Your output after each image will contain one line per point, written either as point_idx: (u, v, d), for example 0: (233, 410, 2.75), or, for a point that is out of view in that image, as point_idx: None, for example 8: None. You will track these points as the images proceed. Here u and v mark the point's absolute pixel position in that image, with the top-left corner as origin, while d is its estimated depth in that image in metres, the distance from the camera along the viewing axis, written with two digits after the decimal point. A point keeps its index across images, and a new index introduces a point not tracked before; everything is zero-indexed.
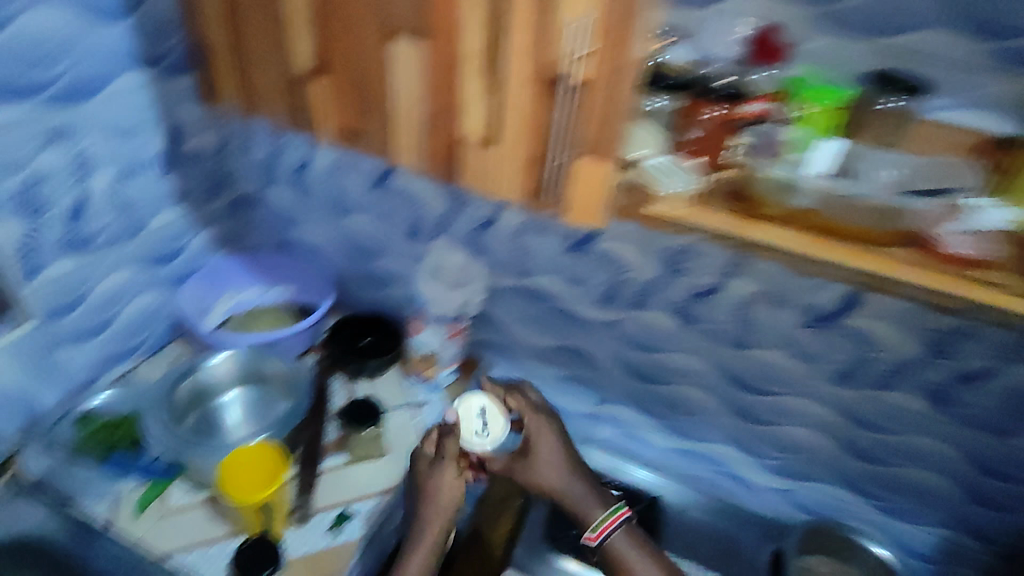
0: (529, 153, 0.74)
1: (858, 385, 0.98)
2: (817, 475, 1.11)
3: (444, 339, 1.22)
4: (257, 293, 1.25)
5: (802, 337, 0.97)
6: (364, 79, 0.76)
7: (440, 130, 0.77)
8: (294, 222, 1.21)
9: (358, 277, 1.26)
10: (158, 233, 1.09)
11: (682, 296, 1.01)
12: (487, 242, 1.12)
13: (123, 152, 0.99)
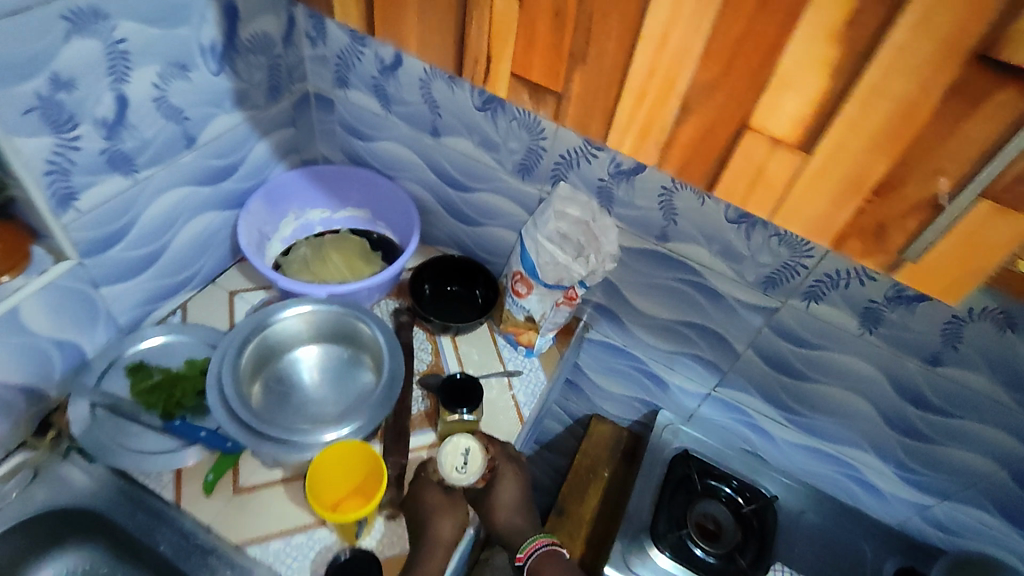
0: (864, 175, 0.39)
1: None
2: (965, 499, 0.96)
3: (555, 305, 0.94)
4: (325, 213, 1.09)
5: None
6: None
7: (687, 99, 0.42)
8: (370, 133, 1.01)
9: (443, 208, 1.05)
10: (213, 146, 0.87)
11: (875, 295, 0.80)
12: (621, 195, 0.88)
13: (170, 43, 0.73)
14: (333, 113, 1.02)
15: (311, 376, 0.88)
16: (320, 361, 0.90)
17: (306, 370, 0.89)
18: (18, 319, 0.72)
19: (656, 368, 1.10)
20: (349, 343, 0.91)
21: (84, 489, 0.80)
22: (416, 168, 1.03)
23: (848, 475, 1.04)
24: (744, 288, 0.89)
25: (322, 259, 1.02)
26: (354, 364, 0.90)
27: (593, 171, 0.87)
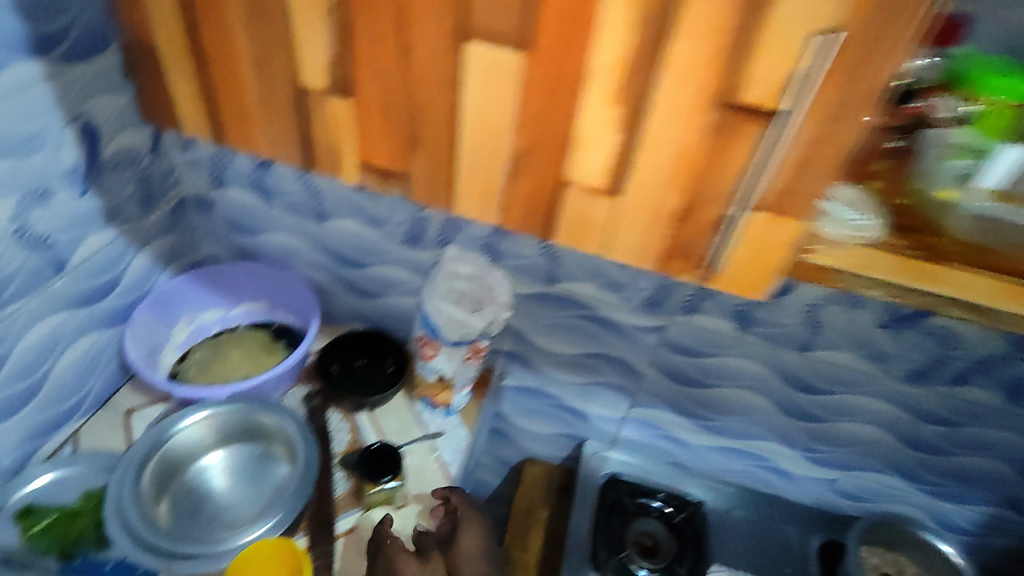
0: (669, 207, 0.66)
1: (930, 382, 0.90)
2: (863, 465, 1.06)
3: (463, 361, 0.98)
4: (217, 313, 1.07)
5: (878, 338, 0.88)
6: (416, 114, 0.69)
7: (545, 172, 0.68)
8: (258, 229, 1.02)
9: (339, 286, 1.08)
10: (86, 265, 0.85)
11: (741, 298, 0.89)
12: (505, 248, 0.94)
13: (24, 170, 0.73)
14: (214, 214, 1.03)
15: (223, 481, 0.86)
16: (229, 464, 0.87)
17: (216, 476, 0.86)
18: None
19: (573, 402, 1.14)
20: (258, 439, 0.89)
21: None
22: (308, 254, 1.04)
23: (763, 466, 1.12)
24: (631, 313, 0.96)
25: (223, 358, 1.01)
26: (267, 458, 0.88)
27: (476, 231, 0.93)
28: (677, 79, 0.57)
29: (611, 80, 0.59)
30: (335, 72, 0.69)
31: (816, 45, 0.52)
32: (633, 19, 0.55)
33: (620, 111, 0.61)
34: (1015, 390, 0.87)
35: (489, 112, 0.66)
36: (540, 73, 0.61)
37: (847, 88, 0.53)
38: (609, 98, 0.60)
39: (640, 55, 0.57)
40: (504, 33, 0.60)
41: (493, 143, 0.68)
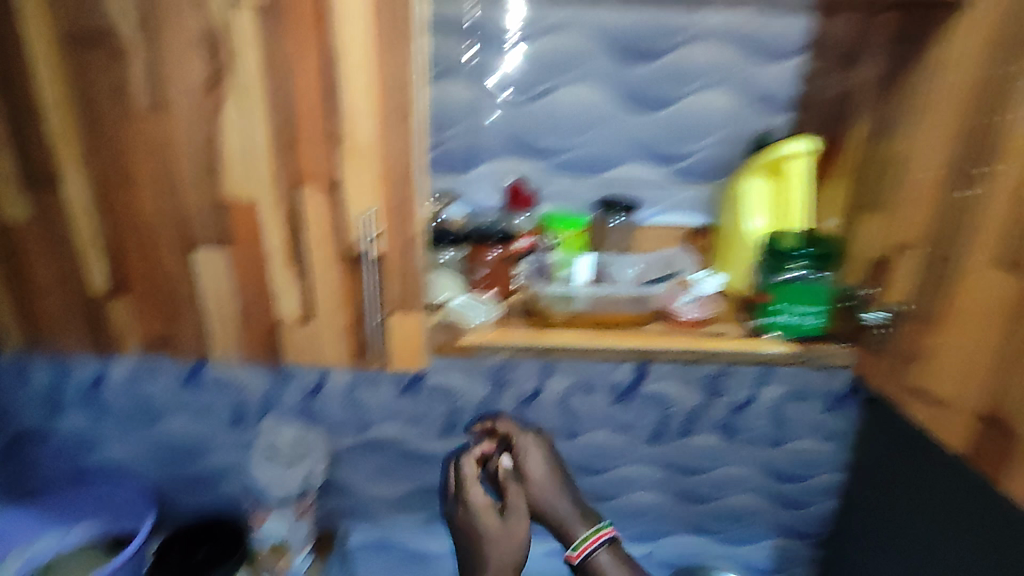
0: (346, 320, 0.68)
1: (667, 441, 1.17)
2: (667, 532, 1.25)
3: (294, 521, 1.05)
4: (55, 539, 0.97)
5: (615, 413, 1.14)
6: (169, 293, 0.67)
7: (255, 319, 0.68)
8: (95, 445, 1.02)
9: (175, 483, 1.08)
10: None
11: (512, 404, 1.12)
12: (319, 407, 1.06)
13: None
14: (47, 445, 1.01)
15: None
16: None
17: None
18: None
19: (415, 544, 1.19)
20: None
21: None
22: (142, 463, 1.05)
23: None
24: (435, 439, 1.12)
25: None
26: None
27: (289, 402, 1.05)
28: (314, 226, 0.63)
29: (279, 257, 0.65)
30: (108, 275, 0.66)
31: (367, 228, 0.63)
32: (326, 215, 0.63)
33: (288, 270, 0.65)
34: (725, 429, 1.16)
35: (217, 300, 0.67)
36: (234, 255, 0.65)
37: (419, 211, 0.63)
38: (281, 266, 0.65)
39: (285, 232, 0.64)
40: (200, 227, 0.64)
41: (221, 312, 0.68)
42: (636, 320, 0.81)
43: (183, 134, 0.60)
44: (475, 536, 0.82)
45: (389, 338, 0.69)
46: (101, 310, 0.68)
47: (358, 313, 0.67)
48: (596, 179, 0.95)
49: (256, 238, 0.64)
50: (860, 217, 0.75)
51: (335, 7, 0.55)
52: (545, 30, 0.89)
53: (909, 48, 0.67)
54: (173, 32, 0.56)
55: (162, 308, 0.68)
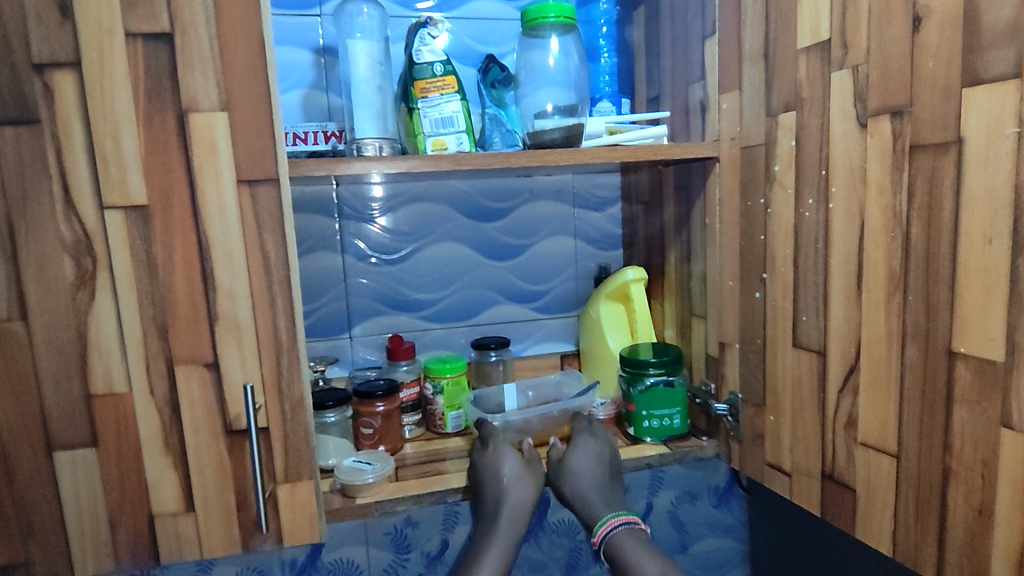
0: (232, 501, 0.65)
1: (582, 572, 1.16)
2: None
3: None
4: None
5: (527, 552, 1.12)
6: (20, 510, 0.61)
7: (126, 520, 0.63)
8: None
9: None
10: None
11: (420, 567, 1.08)
12: None
13: None
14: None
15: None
16: None
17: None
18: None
19: None
20: None
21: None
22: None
23: None
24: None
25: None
26: None
27: None
28: (193, 406, 0.63)
29: (156, 445, 0.63)
30: None
31: (258, 400, 0.65)
32: (206, 393, 0.63)
33: (166, 456, 0.63)
34: None
35: (78, 506, 0.62)
36: (103, 452, 0.62)
37: (302, 374, 0.65)
38: (158, 453, 0.63)
39: (161, 418, 0.63)
40: (63, 427, 0.61)
41: (85, 520, 0.62)
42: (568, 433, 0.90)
43: (44, 335, 0.59)
44: (499, 487, 0.78)
45: (280, 511, 0.67)
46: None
47: (243, 490, 0.65)
48: (466, 325, 1.04)
49: (128, 430, 0.62)
50: (693, 324, 0.89)
51: (208, 206, 0.61)
52: (403, 201, 1.00)
53: (691, 192, 0.86)
54: (36, 241, 0.58)
55: (8, 531, 0.61)
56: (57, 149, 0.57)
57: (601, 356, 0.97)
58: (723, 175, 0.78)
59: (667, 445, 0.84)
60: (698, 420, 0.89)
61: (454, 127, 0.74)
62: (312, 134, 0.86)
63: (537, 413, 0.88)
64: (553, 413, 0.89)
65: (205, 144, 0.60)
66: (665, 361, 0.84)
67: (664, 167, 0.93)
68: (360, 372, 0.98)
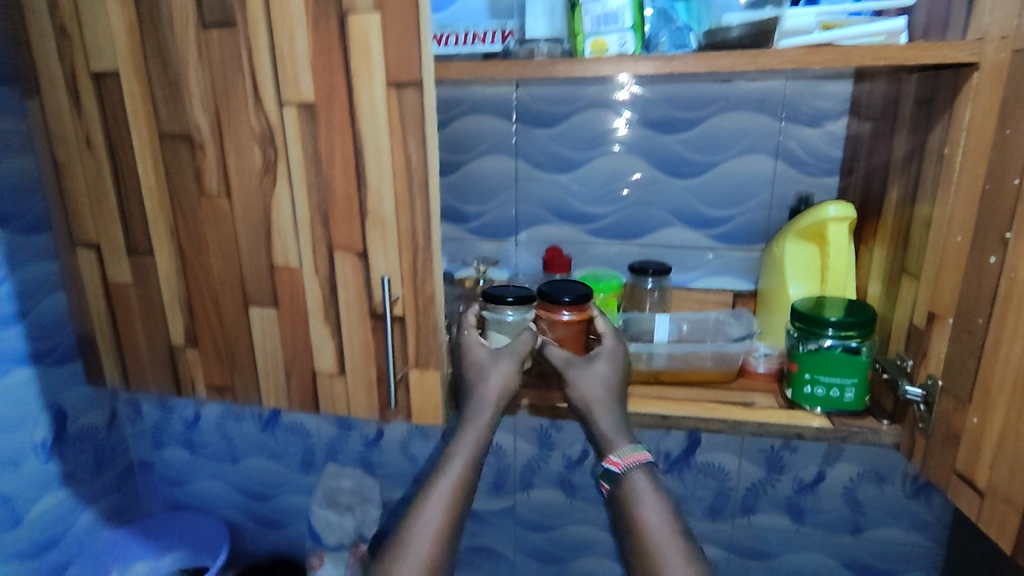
0: (374, 373, 0.74)
1: (727, 517, 1.10)
2: None
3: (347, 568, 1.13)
4: (150, 565, 1.25)
5: (670, 482, 1.09)
6: (228, 345, 0.78)
7: (298, 372, 0.76)
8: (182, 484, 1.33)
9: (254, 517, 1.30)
10: (37, 524, 1.05)
11: (560, 466, 1.13)
12: (377, 456, 1.19)
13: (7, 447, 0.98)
14: (155, 472, 1.33)
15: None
16: None
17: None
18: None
19: None
20: None
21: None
22: (226, 497, 1.31)
23: None
24: (483, 497, 1.18)
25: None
26: None
27: (353, 448, 1.20)
28: (346, 287, 0.71)
29: (319, 315, 0.73)
30: (183, 328, 0.78)
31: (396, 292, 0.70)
32: (355, 275, 0.71)
33: (326, 326, 0.73)
34: (792, 509, 1.07)
35: (266, 352, 0.77)
36: (281, 311, 0.74)
37: (431, 272, 0.69)
38: (319, 321, 0.73)
39: (322, 294, 0.72)
40: (253, 287, 0.74)
41: (269, 363, 0.77)
42: (721, 378, 0.81)
43: (242, 211, 0.71)
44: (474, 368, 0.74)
45: (410, 393, 0.74)
46: (177, 359, 0.81)
47: (381, 368, 0.73)
48: (631, 244, 0.98)
49: (298, 298, 0.73)
50: (902, 284, 0.70)
51: (360, 105, 0.64)
52: (582, 106, 0.94)
53: (932, 111, 0.64)
54: (235, 130, 0.68)
55: (219, 358, 0.79)
56: (248, 49, 0.65)
57: (778, 301, 0.84)
58: (981, 89, 0.56)
59: (832, 419, 0.71)
60: (884, 399, 0.73)
61: (619, 24, 0.66)
62: (490, 33, 0.82)
63: (682, 349, 0.81)
64: (709, 352, 0.81)
65: (360, 45, 0.62)
66: (850, 322, 0.69)
67: (908, 74, 0.71)
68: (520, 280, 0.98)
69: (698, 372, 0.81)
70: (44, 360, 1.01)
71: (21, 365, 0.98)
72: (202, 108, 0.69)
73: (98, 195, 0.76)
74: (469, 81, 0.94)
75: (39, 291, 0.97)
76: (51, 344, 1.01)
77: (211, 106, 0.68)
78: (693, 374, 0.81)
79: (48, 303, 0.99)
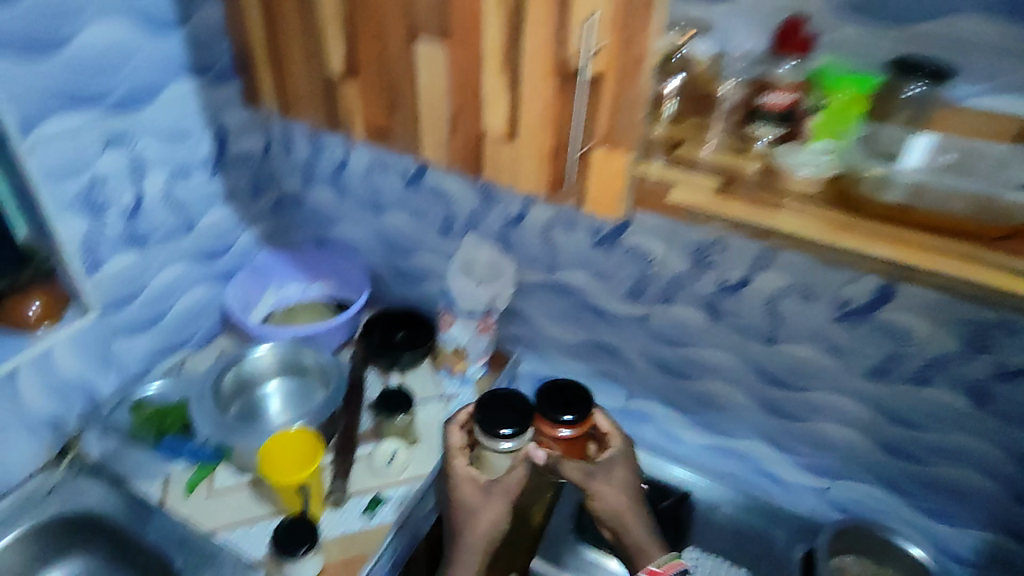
0: (552, 144, 0.82)
1: (891, 381, 0.98)
2: (851, 474, 1.12)
3: (475, 334, 1.22)
4: (298, 288, 1.41)
5: (833, 332, 0.98)
6: (397, 82, 0.87)
7: (462, 131, 0.87)
8: (332, 221, 1.35)
9: (390, 271, 1.37)
10: (208, 230, 1.22)
11: (710, 289, 1.03)
12: (517, 236, 1.15)
13: (175, 155, 1.10)
14: (303, 211, 1.36)
15: (277, 407, 1.13)
16: (282, 390, 1.15)
17: (274, 399, 1.14)
18: (50, 357, 1.02)
19: None
20: (296, 373, 1.17)
21: (77, 501, 1.03)
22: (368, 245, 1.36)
23: (755, 470, 1.21)
24: (618, 302, 1.14)
25: (291, 313, 1.36)
26: (308, 388, 1.15)
27: (492, 224, 1.15)
28: (534, 35, 0.74)
29: (496, 59, 0.78)
30: (341, 60, 0.89)
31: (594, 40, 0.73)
32: (542, 18, 0.73)
33: (504, 76, 0.79)
34: (976, 392, 0.93)
35: (432, 83, 0.85)
36: (453, 51, 0.80)
37: (645, 46, 0.71)
38: (496, 71, 0.79)
39: (506, 33, 0.76)
40: (425, 21, 0.79)
41: (436, 103, 0.86)
42: (983, 230, 0.69)
43: None
44: None
45: (589, 162, 0.80)
46: (333, 93, 0.94)
47: (558, 139, 0.81)
48: (902, 32, 0.77)
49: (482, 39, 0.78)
50: None
51: None
52: None
53: None
54: None
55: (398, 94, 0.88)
56: None
57: None
58: None
59: None
60: None
61: None
62: None
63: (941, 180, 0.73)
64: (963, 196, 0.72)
65: None
66: None
67: None
68: (730, 74, 0.86)
69: (944, 216, 0.70)
70: (205, 74, 1.08)
71: (180, 77, 1.05)
72: None
73: None
74: None
75: None
76: (207, 60, 1.08)
77: None
78: (938, 218, 0.70)
79: (200, 18, 1.04)
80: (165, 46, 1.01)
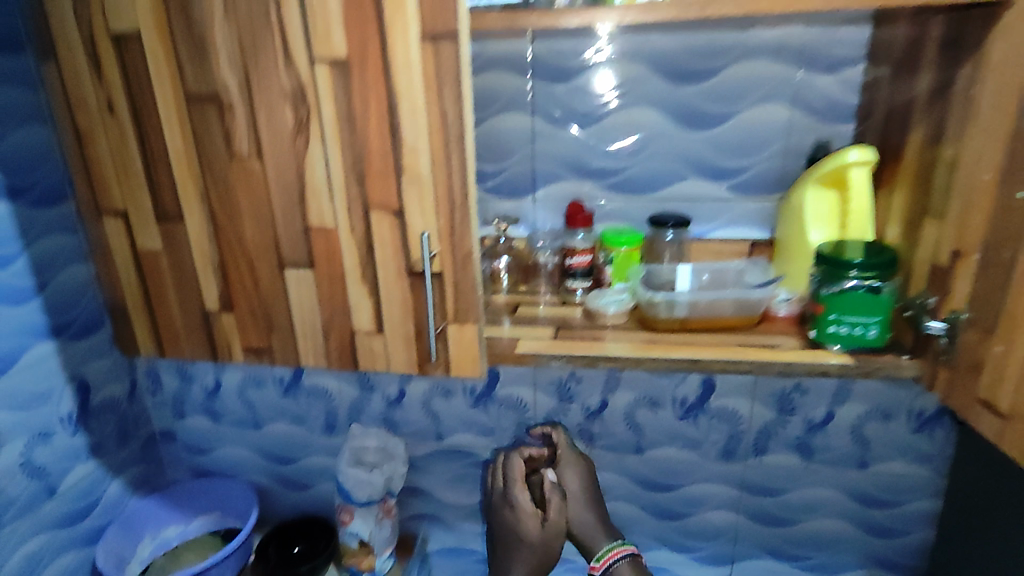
0: (410, 330, 0.75)
1: (740, 459, 1.15)
2: (743, 554, 1.24)
3: (378, 522, 1.19)
4: (178, 529, 1.31)
5: (684, 428, 1.15)
6: (265, 308, 0.78)
7: (337, 332, 0.77)
8: (208, 447, 1.35)
9: (277, 483, 1.35)
10: (72, 489, 1.12)
11: (578, 419, 1.17)
12: (399, 416, 1.24)
13: (34, 419, 1.03)
14: (177, 442, 1.36)
15: None
16: None
17: None
18: None
19: None
20: None
21: None
22: (252, 462, 1.35)
23: None
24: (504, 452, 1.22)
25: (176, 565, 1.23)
26: None
27: (375, 409, 1.24)
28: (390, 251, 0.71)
29: (360, 273, 0.73)
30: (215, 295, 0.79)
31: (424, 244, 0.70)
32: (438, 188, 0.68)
33: (365, 283, 0.74)
34: (802, 449, 1.12)
35: (303, 312, 0.77)
36: (319, 278, 0.75)
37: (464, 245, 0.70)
38: (360, 279, 0.74)
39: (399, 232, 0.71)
40: (291, 250, 0.74)
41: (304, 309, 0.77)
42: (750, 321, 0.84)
43: (253, 235, 0.75)
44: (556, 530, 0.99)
45: (448, 345, 0.75)
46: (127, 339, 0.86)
47: (420, 323, 0.75)
48: (648, 199, 0.98)
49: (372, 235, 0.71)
50: (923, 226, 0.74)
51: (360, 111, 0.66)
52: (599, 59, 0.93)
53: (959, 53, 0.67)
54: (245, 174, 0.72)
55: (247, 320, 0.80)
56: (278, 4, 0.64)
57: (797, 249, 0.86)
58: (1012, 28, 0.60)
59: (853, 355, 0.75)
60: (903, 335, 0.77)
61: None
62: None
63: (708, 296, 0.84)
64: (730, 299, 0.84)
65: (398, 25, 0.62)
66: (873, 263, 0.73)
67: (930, 17, 0.73)
68: (540, 247, 0.99)
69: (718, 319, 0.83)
70: (63, 332, 1.06)
71: (40, 340, 1.03)
72: (229, 67, 0.67)
73: (131, 196, 0.76)
74: (482, 35, 0.93)
75: (54, 266, 1.02)
76: (65, 319, 1.06)
77: (241, 64, 0.67)
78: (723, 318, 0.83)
79: (55, 286, 1.03)
80: (24, 313, 0.99)
